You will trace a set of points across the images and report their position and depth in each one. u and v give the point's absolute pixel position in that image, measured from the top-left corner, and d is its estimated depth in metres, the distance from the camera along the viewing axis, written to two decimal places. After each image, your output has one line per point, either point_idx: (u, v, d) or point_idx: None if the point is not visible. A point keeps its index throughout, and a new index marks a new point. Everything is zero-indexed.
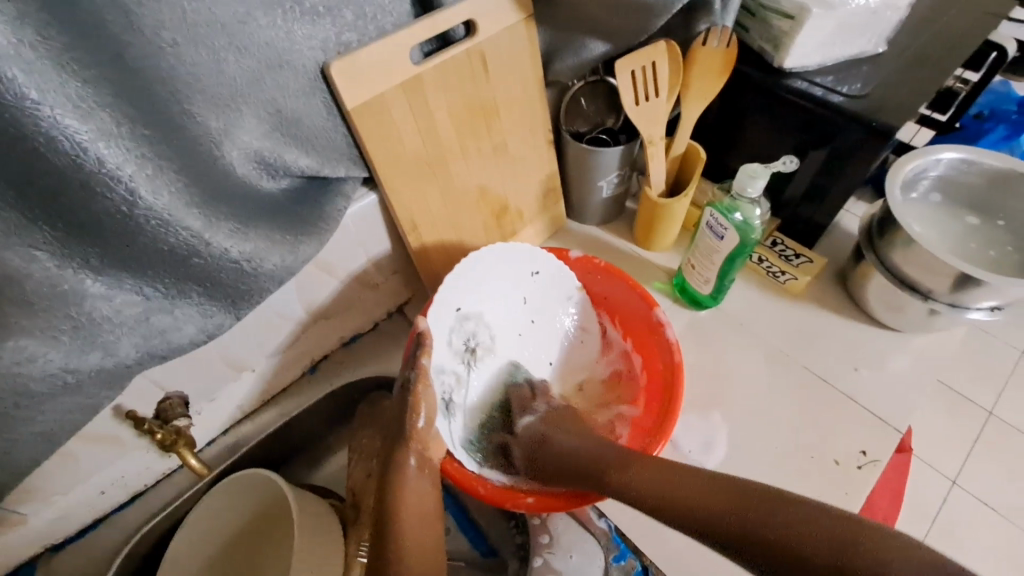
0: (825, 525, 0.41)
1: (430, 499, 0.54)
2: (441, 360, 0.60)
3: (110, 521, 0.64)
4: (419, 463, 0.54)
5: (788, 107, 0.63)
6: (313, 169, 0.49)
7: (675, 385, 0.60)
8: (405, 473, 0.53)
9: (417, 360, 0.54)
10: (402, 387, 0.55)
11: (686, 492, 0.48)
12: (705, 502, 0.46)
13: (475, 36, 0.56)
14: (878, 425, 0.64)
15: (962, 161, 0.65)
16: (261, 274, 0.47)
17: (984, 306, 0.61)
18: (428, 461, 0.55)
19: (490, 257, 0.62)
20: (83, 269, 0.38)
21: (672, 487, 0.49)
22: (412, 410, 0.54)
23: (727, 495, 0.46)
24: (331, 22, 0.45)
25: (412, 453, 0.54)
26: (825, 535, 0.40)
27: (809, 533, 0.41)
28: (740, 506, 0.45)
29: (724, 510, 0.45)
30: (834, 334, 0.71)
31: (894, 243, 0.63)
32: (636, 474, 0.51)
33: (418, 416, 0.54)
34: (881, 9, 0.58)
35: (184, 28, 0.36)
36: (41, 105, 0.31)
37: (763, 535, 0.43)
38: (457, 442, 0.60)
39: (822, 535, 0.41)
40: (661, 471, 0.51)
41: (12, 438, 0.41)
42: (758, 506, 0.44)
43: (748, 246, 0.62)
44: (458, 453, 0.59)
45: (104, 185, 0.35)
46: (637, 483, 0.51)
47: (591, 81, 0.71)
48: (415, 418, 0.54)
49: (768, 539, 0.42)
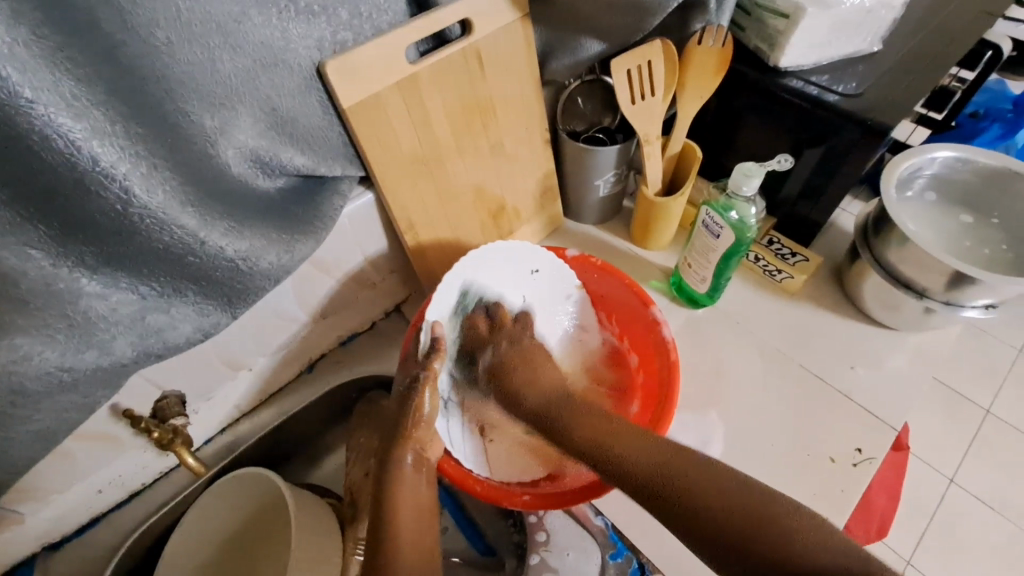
0: (745, 498, 0.44)
1: (427, 497, 0.53)
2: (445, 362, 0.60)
3: (108, 521, 0.64)
4: (417, 461, 0.54)
5: (783, 106, 0.64)
6: (309, 168, 0.49)
7: (671, 384, 0.61)
8: (402, 470, 0.53)
9: (428, 362, 0.56)
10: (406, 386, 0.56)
11: (629, 450, 0.50)
12: (648, 460, 0.49)
13: (471, 36, 0.56)
14: (873, 422, 0.64)
15: (957, 159, 0.66)
16: (257, 273, 0.48)
17: (979, 304, 0.61)
18: (426, 459, 0.55)
19: (491, 255, 0.63)
20: (78, 268, 0.38)
21: (614, 446, 0.52)
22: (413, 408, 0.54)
23: (660, 462, 0.48)
24: (326, 21, 0.45)
25: (410, 451, 0.54)
26: (743, 507, 0.43)
27: (732, 502, 0.44)
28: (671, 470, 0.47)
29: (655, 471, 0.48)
30: (830, 333, 0.71)
31: (889, 241, 0.64)
32: (589, 428, 0.55)
33: (424, 407, 0.55)
34: (876, 8, 0.58)
35: (178, 27, 0.36)
36: (36, 104, 0.31)
37: (688, 498, 0.45)
38: (455, 440, 0.60)
39: (742, 507, 0.43)
40: (614, 430, 0.53)
41: (9, 437, 0.41)
42: (689, 473, 0.47)
43: (743, 244, 0.62)
44: (456, 452, 0.59)
45: (98, 183, 0.36)
46: (589, 436, 0.54)
47: (587, 80, 0.71)
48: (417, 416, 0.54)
49: (692, 500, 0.45)
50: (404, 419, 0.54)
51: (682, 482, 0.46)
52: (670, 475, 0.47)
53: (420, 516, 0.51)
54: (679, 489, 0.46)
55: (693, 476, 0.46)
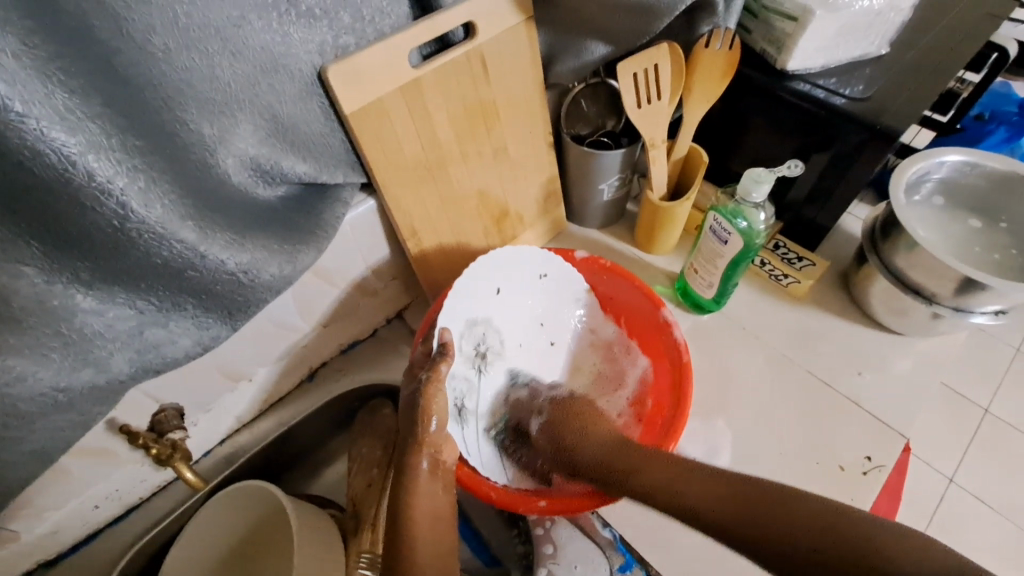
0: (826, 524, 0.42)
1: (445, 506, 0.52)
2: (455, 366, 0.59)
3: (104, 537, 0.62)
4: (434, 466, 0.52)
5: (790, 110, 0.63)
6: (311, 176, 0.48)
7: (684, 382, 0.60)
8: (418, 478, 0.51)
9: (435, 365, 0.54)
10: (413, 390, 0.54)
11: (693, 496, 0.48)
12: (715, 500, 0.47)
13: (475, 39, 0.55)
14: (882, 428, 0.63)
15: (965, 164, 0.65)
16: (259, 285, 0.46)
17: (988, 310, 0.61)
18: (443, 463, 0.53)
19: (498, 277, 0.62)
20: (73, 284, 0.37)
21: (678, 490, 0.49)
22: (425, 413, 0.52)
23: (732, 499, 0.46)
24: (328, 25, 0.44)
25: (425, 456, 0.52)
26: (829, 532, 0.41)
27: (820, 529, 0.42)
28: (748, 513, 0.45)
29: (736, 511, 0.45)
30: (838, 338, 0.70)
31: (897, 246, 0.63)
32: (651, 469, 0.52)
33: (431, 421, 0.53)
34: (885, 10, 0.57)
35: (176, 33, 0.35)
36: (27, 117, 0.30)
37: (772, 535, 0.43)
38: (470, 447, 0.59)
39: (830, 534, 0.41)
40: (663, 474, 0.51)
41: (5, 457, 0.39)
42: (769, 509, 0.44)
43: (751, 251, 0.61)
44: (472, 459, 0.58)
45: (94, 199, 0.34)
46: (652, 482, 0.51)
47: (591, 82, 0.70)
48: (428, 422, 0.53)
49: (781, 533, 0.43)
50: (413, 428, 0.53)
51: (767, 520, 0.44)
52: (751, 516, 0.44)
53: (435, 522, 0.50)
54: (762, 525, 0.44)
55: (774, 507, 0.44)
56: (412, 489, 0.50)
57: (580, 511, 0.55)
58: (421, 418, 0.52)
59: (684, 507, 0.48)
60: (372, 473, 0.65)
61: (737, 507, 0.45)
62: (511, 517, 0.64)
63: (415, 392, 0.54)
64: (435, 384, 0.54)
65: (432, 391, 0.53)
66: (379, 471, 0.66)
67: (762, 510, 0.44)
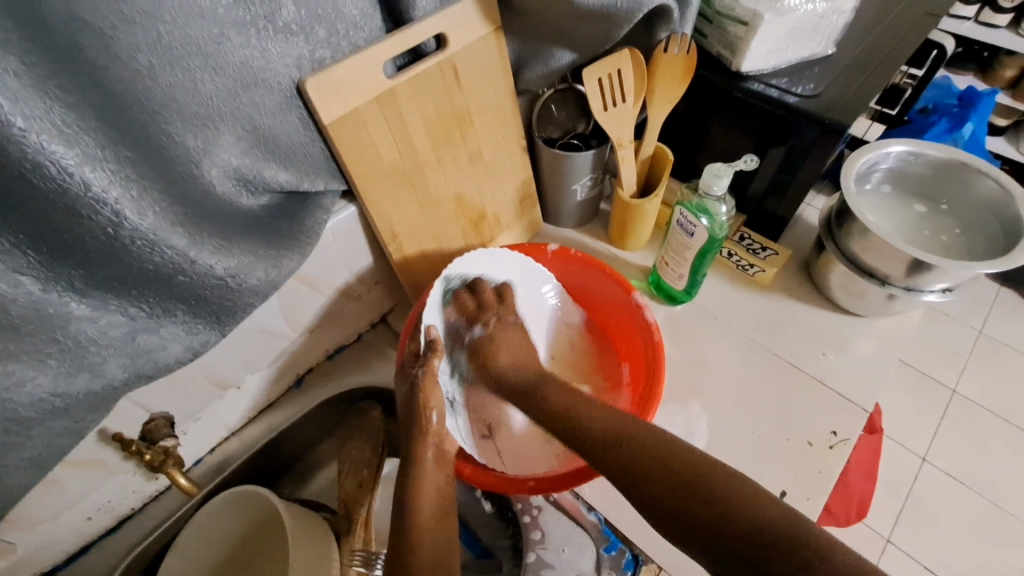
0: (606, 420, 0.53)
1: (449, 491, 0.52)
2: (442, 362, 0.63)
3: (95, 551, 0.62)
4: (438, 457, 0.55)
5: (747, 109, 0.67)
6: (292, 184, 0.50)
7: (656, 365, 0.62)
8: (423, 466, 0.53)
9: (427, 359, 0.58)
10: (410, 386, 0.57)
11: (644, 460, 0.48)
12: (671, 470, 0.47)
13: (446, 50, 0.58)
14: (845, 404, 0.67)
15: (909, 153, 0.70)
16: (246, 289, 0.48)
17: (937, 288, 0.65)
18: (445, 455, 0.55)
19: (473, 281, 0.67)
20: (67, 292, 0.38)
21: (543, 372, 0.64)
22: (425, 404, 0.56)
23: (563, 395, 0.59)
24: (305, 40, 0.46)
25: (429, 446, 0.55)
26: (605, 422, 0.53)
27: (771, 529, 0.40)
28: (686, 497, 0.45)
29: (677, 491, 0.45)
30: (803, 323, 0.74)
31: (851, 233, 0.67)
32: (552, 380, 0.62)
33: (430, 414, 0.56)
34: (828, 13, 0.62)
35: (159, 51, 0.37)
36: (28, 132, 0.32)
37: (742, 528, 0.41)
38: (464, 437, 0.62)
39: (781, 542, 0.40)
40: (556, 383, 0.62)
41: (2, 466, 0.40)
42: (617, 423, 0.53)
43: (716, 241, 0.65)
44: (467, 447, 0.61)
45: (89, 209, 0.36)
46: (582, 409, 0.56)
47: (560, 88, 0.73)
48: (429, 413, 0.56)
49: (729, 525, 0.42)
50: (412, 422, 0.56)
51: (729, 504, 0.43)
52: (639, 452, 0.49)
53: (443, 509, 0.50)
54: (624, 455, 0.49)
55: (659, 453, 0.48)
56: (415, 474, 0.52)
57: (565, 488, 0.56)
58: (421, 411, 0.56)
59: (639, 461, 0.49)
60: (363, 474, 0.66)
61: (689, 505, 0.44)
62: (500, 512, 0.66)
63: (412, 388, 0.56)
64: (431, 378, 0.57)
65: (429, 385, 0.57)
66: (370, 470, 0.67)
67: (724, 502, 0.43)
